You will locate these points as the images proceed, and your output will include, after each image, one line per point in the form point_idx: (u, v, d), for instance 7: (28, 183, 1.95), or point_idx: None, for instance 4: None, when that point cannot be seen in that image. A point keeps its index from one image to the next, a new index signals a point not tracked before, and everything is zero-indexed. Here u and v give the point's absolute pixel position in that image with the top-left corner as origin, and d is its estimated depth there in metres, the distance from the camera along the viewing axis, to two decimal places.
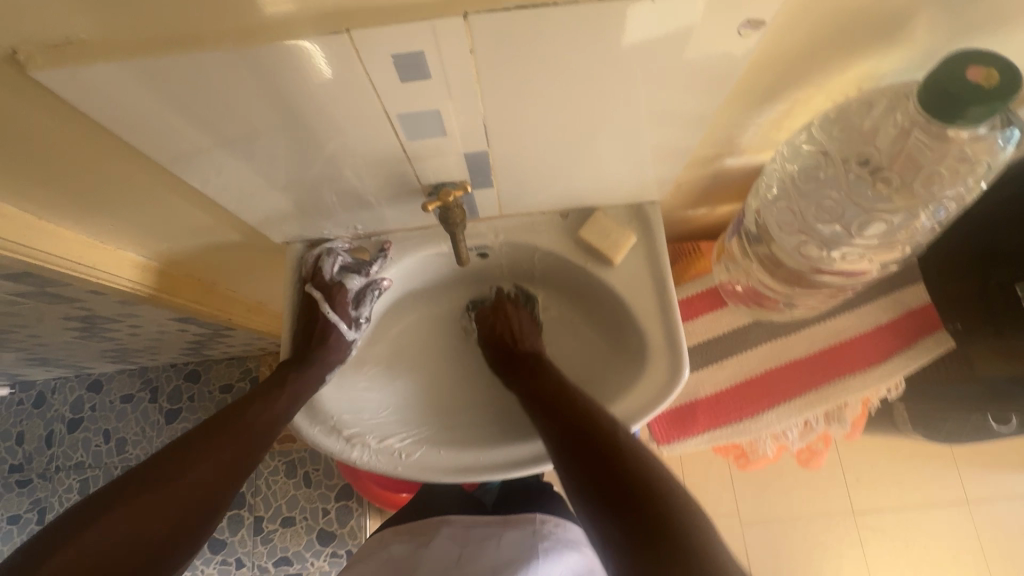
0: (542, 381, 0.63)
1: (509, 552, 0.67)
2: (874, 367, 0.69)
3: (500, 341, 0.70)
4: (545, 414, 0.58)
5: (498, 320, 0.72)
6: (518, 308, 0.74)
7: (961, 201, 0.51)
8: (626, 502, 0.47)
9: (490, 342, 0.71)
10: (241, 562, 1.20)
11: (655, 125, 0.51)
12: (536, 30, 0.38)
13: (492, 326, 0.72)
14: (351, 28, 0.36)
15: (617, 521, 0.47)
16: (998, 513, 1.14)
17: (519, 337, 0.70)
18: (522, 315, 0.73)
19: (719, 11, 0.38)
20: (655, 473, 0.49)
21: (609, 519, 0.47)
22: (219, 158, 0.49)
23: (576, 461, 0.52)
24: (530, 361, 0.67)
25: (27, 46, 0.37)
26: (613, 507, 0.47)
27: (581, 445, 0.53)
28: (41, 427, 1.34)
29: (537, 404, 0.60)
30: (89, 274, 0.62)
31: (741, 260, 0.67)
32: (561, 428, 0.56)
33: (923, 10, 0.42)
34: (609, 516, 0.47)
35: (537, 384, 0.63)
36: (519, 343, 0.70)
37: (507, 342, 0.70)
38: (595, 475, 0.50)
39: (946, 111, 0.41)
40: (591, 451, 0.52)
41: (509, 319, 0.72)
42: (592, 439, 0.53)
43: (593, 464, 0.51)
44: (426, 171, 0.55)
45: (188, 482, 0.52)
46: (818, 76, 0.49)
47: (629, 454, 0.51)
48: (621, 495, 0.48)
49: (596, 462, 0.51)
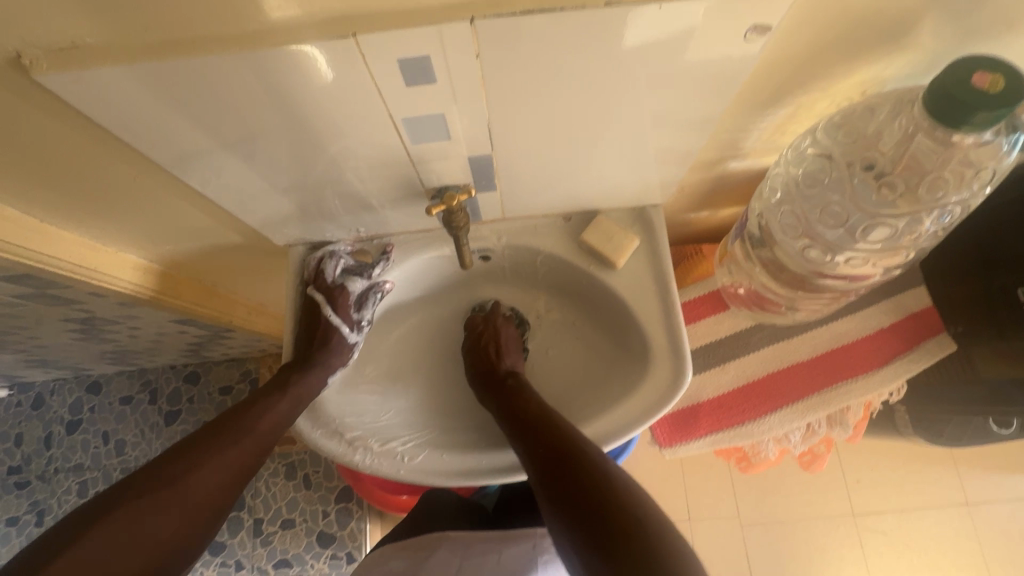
0: (518, 399, 0.62)
1: (510, 567, 0.67)
2: (876, 370, 0.69)
3: (481, 351, 0.69)
4: (521, 431, 0.58)
5: (487, 327, 0.72)
6: (507, 320, 0.73)
7: (965, 206, 0.51)
8: (598, 521, 0.46)
9: (472, 353, 0.70)
10: (240, 565, 1.19)
11: (659, 129, 0.51)
12: (542, 34, 0.38)
13: (479, 334, 0.71)
14: (357, 32, 0.36)
15: (589, 541, 0.45)
16: (998, 516, 1.14)
17: (502, 351, 0.69)
18: (509, 328, 0.72)
19: (725, 16, 0.38)
20: (630, 491, 0.48)
21: (582, 538, 0.46)
22: (222, 161, 0.49)
23: (550, 479, 0.51)
24: (508, 380, 0.65)
25: (33, 48, 0.37)
26: (585, 526, 0.46)
27: (555, 463, 0.52)
28: (40, 428, 1.34)
29: (515, 420, 0.59)
30: (91, 277, 0.62)
31: (744, 263, 0.67)
32: (535, 447, 0.55)
33: (928, 15, 0.42)
34: (582, 535, 0.46)
35: (516, 401, 0.62)
36: (499, 358, 0.69)
37: (489, 356, 0.69)
38: (568, 492, 0.49)
39: (952, 117, 0.41)
40: (564, 469, 0.51)
41: (498, 330, 0.71)
42: (566, 456, 0.52)
43: (565, 481, 0.50)
44: (429, 175, 0.55)
45: (189, 485, 0.52)
46: (822, 81, 0.49)
47: (602, 471, 0.50)
48: (593, 513, 0.47)
49: (568, 478, 0.50)
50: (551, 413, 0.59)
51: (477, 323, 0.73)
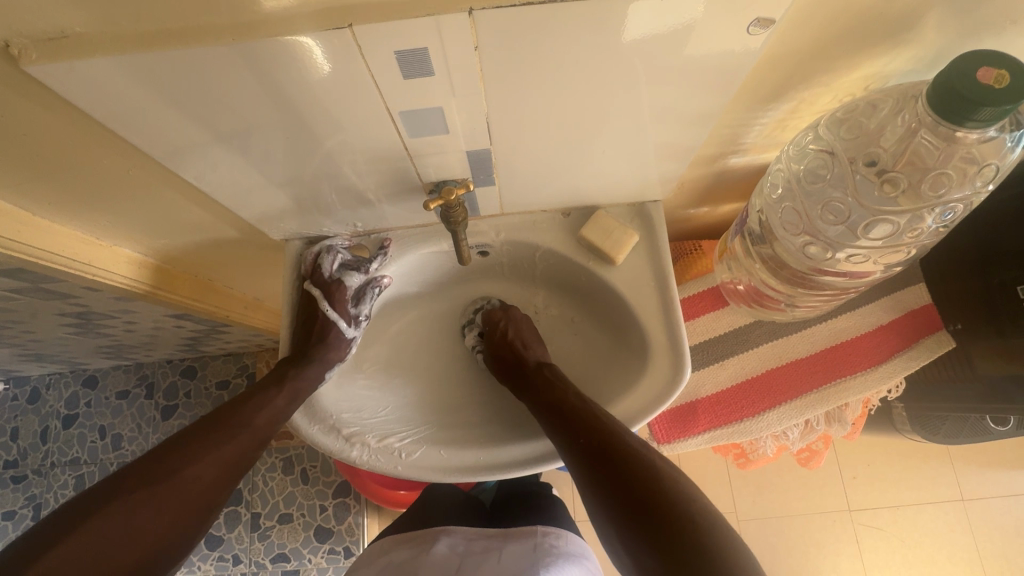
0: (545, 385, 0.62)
1: (510, 565, 0.66)
2: (875, 367, 0.69)
3: (507, 347, 0.67)
4: (553, 417, 0.58)
5: (507, 322, 0.70)
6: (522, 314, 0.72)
7: (968, 203, 0.50)
8: (645, 511, 0.48)
9: (496, 349, 0.68)
10: (238, 559, 1.20)
11: (659, 123, 0.50)
12: (543, 27, 0.37)
13: (501, 330, 0.69)
14: (353, 23, 0.36)
15: (640, 532, 0.47)
16: (993, 511, 1.14)
17: (527, 343, 0.68)
18: (523, 321, 0.71)
19: (728, 8, 0.37)
20: (672, 479, 0.50)
21: (632, 529, 0.48)
22: (216, 153, 0.48)
23: (592, 469, 0.52)
24: (542, 370, 0.64)
25: (22, 38, 0.36)
26: (633, 516, 0.48)
27: (594, 451, 0.53)
28: (36, 423, 1.33)
29: (546, 407, 0.60)
30: (84, 271, 0.61)
31: (744, 259, 0.67)
32: (570, 434, 0.55)
33: (933, 10, 0.42)
34: (631, 525, 0.48)
35: (543, 386, 0.62)
36: (527, 351, 0.67)
37: (516, 350, 0.67)
38: (613, 482, 0.51)
39: (957, 113, 0.40)
40: (605, 458, 0.52)
41: (518, 323, 0.70)
42: (604, 445, 0.53)
43: (608, 471, 0.51)
44: (428, 169, 0.54)
45: (184, 479, 0.51)
46: (825, 75, 0.49)
47: (643, 459, 0.51)
48: (640, 503, 0.48)
49: (611, 467, 0.51)
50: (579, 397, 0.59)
51: (496, 318, 0.71)
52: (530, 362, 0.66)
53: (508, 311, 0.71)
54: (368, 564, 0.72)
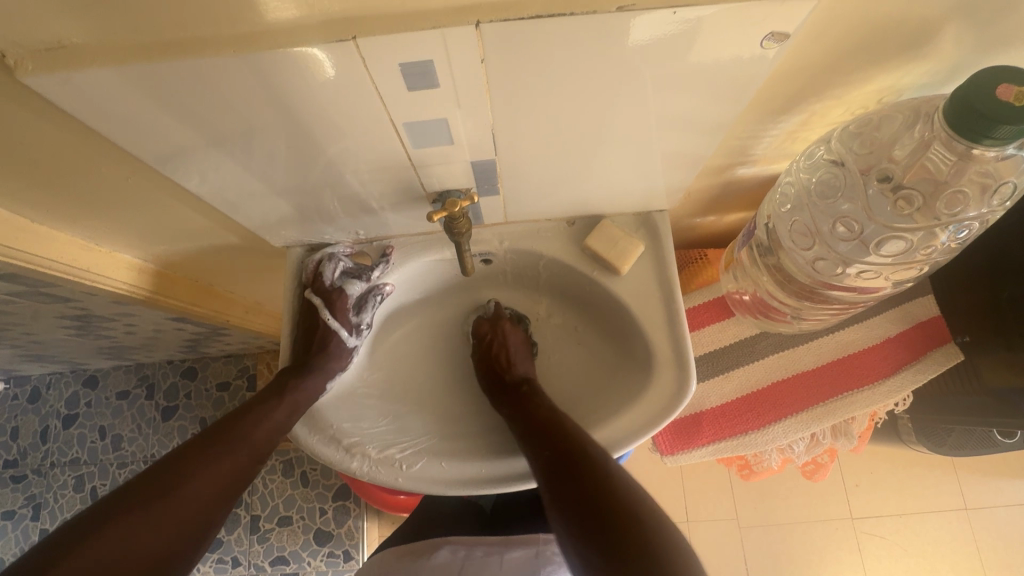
0: (523, 404, 0.63)
1: None
2: (883, 380, 0.68)
3: (492, 363, 0.68)
4: (529, 431, 0.58)
5: (494, 337, 0.70)
6: (514, 324, 0.72)
7: (983, 221, 0.49)
8: (605, 523, 0.46)
9: (484, 367, 0.69)
10: (237, 561, 1.19)
11: (667, 134, 0.49)
12: (550, 40, 0.37)
13: (487, 346, 0.70)
14: (357, 35, 0.35)
15: (595, 542, 0.46)
16: (997, 521, 1.13)
17: (512, 359, 0.68)
18: (513, 334, 0.70)
19: (741, 21, 0.37)
20: (637, 497, 0.48)
21: (587, 540, 0.46)
22: (214, 160, 0.47)
23: (559, 480, 0.51)
24: (522, 387, 0.65)
25: (19, 49, 0.35)
26: (592, 527, 0.47)
27: (564, 464, 0.52)
28: (36, 422, 1.33)
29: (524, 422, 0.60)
30: (84, 277, 0.61)
31: (751, 270, 0.65)
32: (543, 448, 0.55)
33: (950, 24, 0.41)
34: (588, 537, 0.46)
35: (524, 404, 0.62)
36: (512, 368, 0.68)
37: (499, 367, 0.67)
38: (575, 494, 0.49)
39: (975, 130, 0.39)
40: (574, 471, 0.51)
41: (506, 338, 0.69)
42: (575, 459, 0.52)
43: (573, 482, 0.50)
44: (431, 178, 0.53)
45: (183, 496, 0.51)
46: (838, 88, 0.48)
47: (610, 475, 0.50)
48: (602, 515, 0.47)
49: (577, 479, 0.50)
50: (559, 416, 0.60)
51: (485, 332, 0.71)
52: (513, 378, 0.66)
53: (496, 325, 0.71)
54: (369, 574, 0.71)
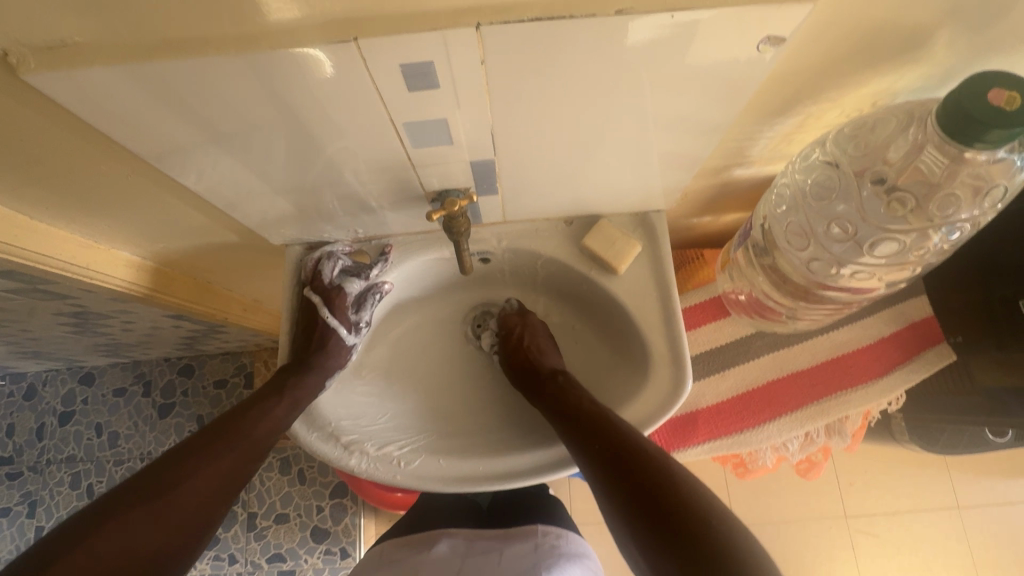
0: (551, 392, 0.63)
1: (510, 567, 0.65)
2: (876, 380, 0.69)
3: (522, 353, 0.67)
4: (563, 419, 0.59)
5: (524, 329, 0.70)
6: (540, 321, 0.73)
7: (975, 223, 0.50)
8: (653, 506, 0.47)
9: (512, 356, 0.68)
10: (234, 558, 1.19)
11: (664, 135, 0.50)
12: (549, 41, 0.37)
13: (517, 335, 0.69)
14: (358, 37, 0.35)
15: (647, 526, 0.47)
16: (988, 519, 1.15)
17: (542, 351, 0.68)
18: (542, 329, 0.71)
19: (739, 25, 0.37)
20: (681, 475, 0.49)
21: (639, 524, 0.47)
22: (214, 158, 0.47)
23: (601, 467, 0.52)
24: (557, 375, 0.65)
25: (20, 47, 0.35)
26: (642, 511, 0.48)
27: (602, 450, 0.53)
28: (32, 420, 1.32)
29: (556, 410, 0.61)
30: (83, 274, 0.61)
31: (746, 269, 0.66)
32: (580, 436, 0.56)
33: (944, 29, 0.42)
34: (640, 521, 0.47)
35: (552, 392, 0.63)
36: (542, 357, 0.67)
37: (531, 356, 0.67)
38: (620, 479, 0.50)
39: (967, 133, 0.40)
40: (614, 457, 0.52)
41: (534, 330, 0.70)
42: (613, 444, 0.53)
43: (617, 468, 0.51)
44: (431, 178, 0.54)
45: (184, 493, 0.51)
46: (833, 91, 0.48)
47: (651, 457, 0.51)
48: (648, 498, 0.48)
49: (619, 465, 0.51)
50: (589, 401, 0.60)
51: (513, 324, 0.71)
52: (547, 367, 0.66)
53: (524, 318, 0.71)
54: (367, 568, 0.71)
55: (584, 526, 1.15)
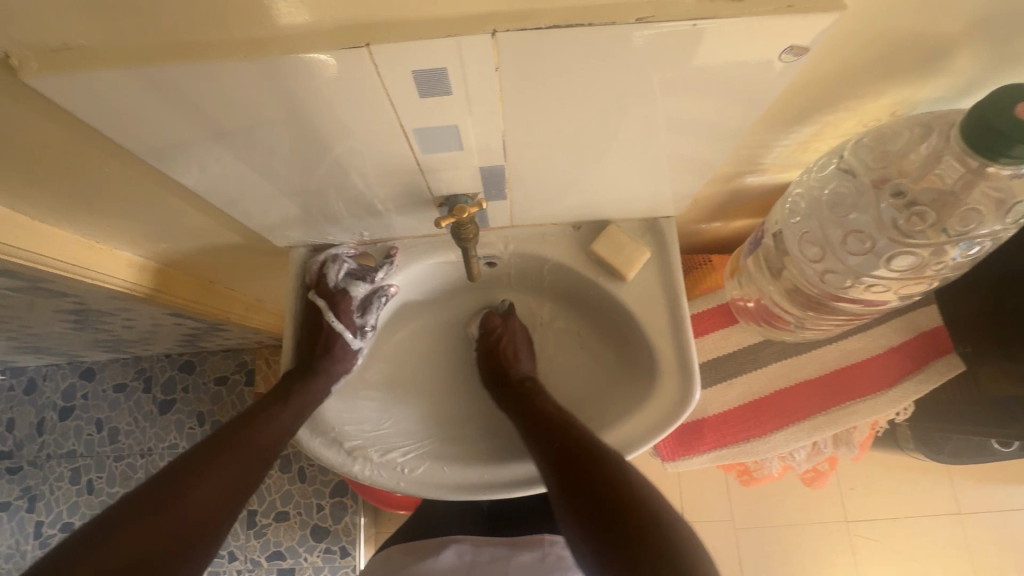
0: (519, 397, 0.63)
1: None
2: (885, 390, 0.68)
3: (497, 357, 0.68)
4: (529, 422, 0.59)
5: (504, 330, 0.70)
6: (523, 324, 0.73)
7: (995, 238, 0.49)
8: (609, 516, 0.47)
9: (488, 357, 0.69)
10: (234, 556, 1.19)
11: (678, 141, 0.49)
12: (565, 49, 0.36)
13: (495, 338, 0.70)
14: (370, 42, 0.34)
15: (600, 536, 0.47)
16: (990, 527, 1.14)
17: (518, 355, 0.68)
18: (523, 333, 0.71)
19: (761, 34, 0.36)
20: (639, 485, 0.49)
21: (599, 542, 0.46)
22: (218, 160, 0.47)
23: (561, 473, 0.51)
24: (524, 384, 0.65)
25: (23, 49, 0.34)
26: (598, 522, 0.47)
27: (564, 456, 0.52)
28: (32, 414, 1.32)
29: (523, 414, 0.60)
30: (84, 275, 0.60)
31: (756, 277, 0.65)
32: (547, 444, 0.55)
33: (969, 40, 0.41)
34: (595, 531, 0.47)
35: (522, 397, 0.63)
36: (516, 362, 0.68)
37: (506, 359, 0.68)
38: (579, 487, 0.50)
39: (990, 147, 0.39)
40: (576, 464, 0.51)
41: (515, 333, 0.70)
42: (576, 451, 0.53)
43: (576, 475, 0.50)
44: (439, 183, 0.53)
45: (190, 503, 0.50)
46: (853, 100, 0.47)
47: (613, 465, 0.51)
48: (604, 508, 0.48)
49: (588, 483, 0.49)
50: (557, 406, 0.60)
51: (494, 324, 0.71)
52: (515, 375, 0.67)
53: (507, 319, 0.71)
54: None
55: None
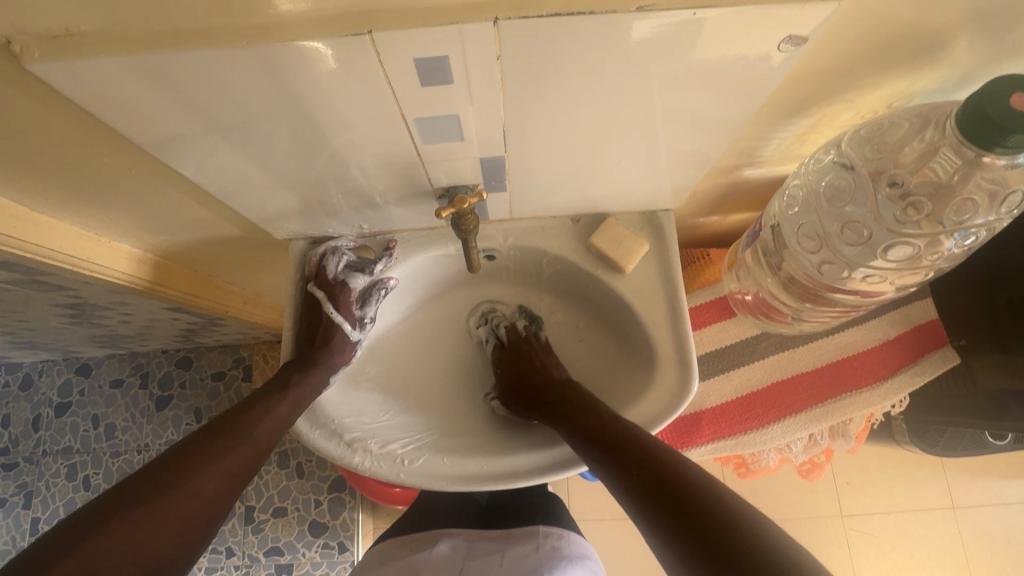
0: (552, 396, 0.62)
1: (511, 568, 0.65)
2: (880, 383, 0.69)
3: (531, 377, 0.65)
4: (569, 422, 0.58)
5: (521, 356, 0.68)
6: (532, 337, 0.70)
7: (989, 229, 0.50)
8: (668, 502, 0.45)
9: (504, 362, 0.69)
10: (231, 551, 1.19)
11: (677, 134, 0.49)
12: (566, 38, 0.36)
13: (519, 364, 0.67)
14: (373, 29, 0.34)
15: (664, 521, 0.44)
16: (982, 520, 1.15)
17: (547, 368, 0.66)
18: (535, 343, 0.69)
19: (761, 25, 0.36)
20: (693, 472, 0.47)
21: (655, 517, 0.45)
22: (217, 149, 0.46)
23: (615, 468, 0.50)
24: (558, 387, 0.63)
25: (25, 36, 0.34)
26: (659, 508, 0.45)
27: (614, 451, 0.51)
28: (28, 410, 1.32)
29: (561, 415, 0.59)
30: (82, 267, 0.60)
31: (754, 270, 0.66)
32: (580, 435, 0.55)
33: (964, 32, 0.41)
34: (655, 517, 0.45)
35: (555, 396, 0.62)
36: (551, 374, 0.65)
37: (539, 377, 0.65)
38: (635, 478, 0.48)
39: (987, 136, 0.40)
40: (629, 459, 0.50)
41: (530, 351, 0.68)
42: (623, 445, 0.52)
43: (616, 460, 0.51)
44: (440, 174, 0.53)
45: (187, 491, 0.50)
46: (850, 92, 0.48)
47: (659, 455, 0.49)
48: (663, 494, 0.46)
49: (631, 466, 0.49)
50: (591, 401, 0.59)
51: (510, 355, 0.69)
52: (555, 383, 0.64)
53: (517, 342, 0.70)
54: (367, 568, 0.71)
55: (581, 522, 1.16)
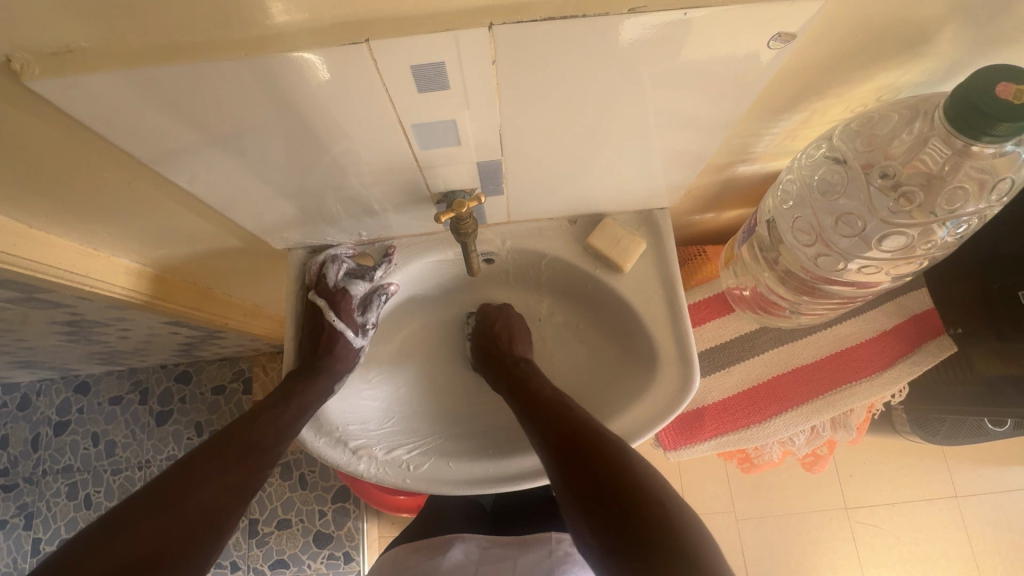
0: (538, 390, 0.60)
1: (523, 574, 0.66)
2: (880, 373, 0.69)
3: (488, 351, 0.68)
4: (543, 426, 0.54)
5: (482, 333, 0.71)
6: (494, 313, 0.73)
7: (980, 217, 0.51)
8: (625, 524, 0.43)
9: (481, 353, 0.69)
10: (236, 566, 1.18)
11: (671, 132, 0.50)
12: (561, 38, 0.37)
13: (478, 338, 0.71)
14: (369, 37, 0.35)
15: (603, 523, 0.44)
16: (987, 509, 1.15)
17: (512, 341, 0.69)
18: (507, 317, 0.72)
19: (751, 23, 0.37)
20: (651, 483, 0.47)
21: (596, 518, 0.45)
22: (214, 161, 0.47)
23: (568, 464, 0.49)
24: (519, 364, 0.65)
25: (25, 54, 0.35)
26: (605, 520, 0.44)
27: (577, 458, 0.49)
28: (27, 430, 1.31)
29: (531, 413, 0.57)
30: (82, 282, 0.60)
31: (751, 265, 0.67)
32: (543, 425, 0.54)
33: (949, 25, 0.42)
34: (597, 518, 0.45)
35: (542, 390, 0.60)
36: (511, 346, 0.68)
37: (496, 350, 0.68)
38: (591, 487, 0.46)
39: (974, 126, 0.41)
40: (590, 465, 0.48)
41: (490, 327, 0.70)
42: (589, 452, 0.49)
43: (575, 453, 0.49)
44: (438, 179, 0.53)
45: (194, 501, 0.50)
46: (840, 87, 0.49)
47: (620, 456, 0.49)
48: (615, 504, 0.45)
49: (584, 460, 0.48)
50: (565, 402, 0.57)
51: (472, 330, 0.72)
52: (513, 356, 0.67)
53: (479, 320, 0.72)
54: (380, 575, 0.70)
55: None
